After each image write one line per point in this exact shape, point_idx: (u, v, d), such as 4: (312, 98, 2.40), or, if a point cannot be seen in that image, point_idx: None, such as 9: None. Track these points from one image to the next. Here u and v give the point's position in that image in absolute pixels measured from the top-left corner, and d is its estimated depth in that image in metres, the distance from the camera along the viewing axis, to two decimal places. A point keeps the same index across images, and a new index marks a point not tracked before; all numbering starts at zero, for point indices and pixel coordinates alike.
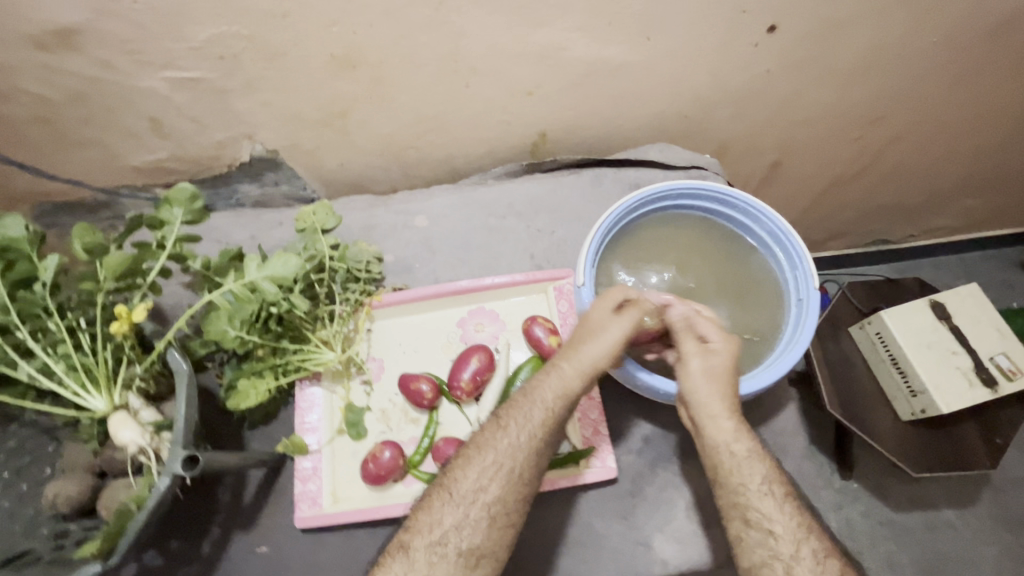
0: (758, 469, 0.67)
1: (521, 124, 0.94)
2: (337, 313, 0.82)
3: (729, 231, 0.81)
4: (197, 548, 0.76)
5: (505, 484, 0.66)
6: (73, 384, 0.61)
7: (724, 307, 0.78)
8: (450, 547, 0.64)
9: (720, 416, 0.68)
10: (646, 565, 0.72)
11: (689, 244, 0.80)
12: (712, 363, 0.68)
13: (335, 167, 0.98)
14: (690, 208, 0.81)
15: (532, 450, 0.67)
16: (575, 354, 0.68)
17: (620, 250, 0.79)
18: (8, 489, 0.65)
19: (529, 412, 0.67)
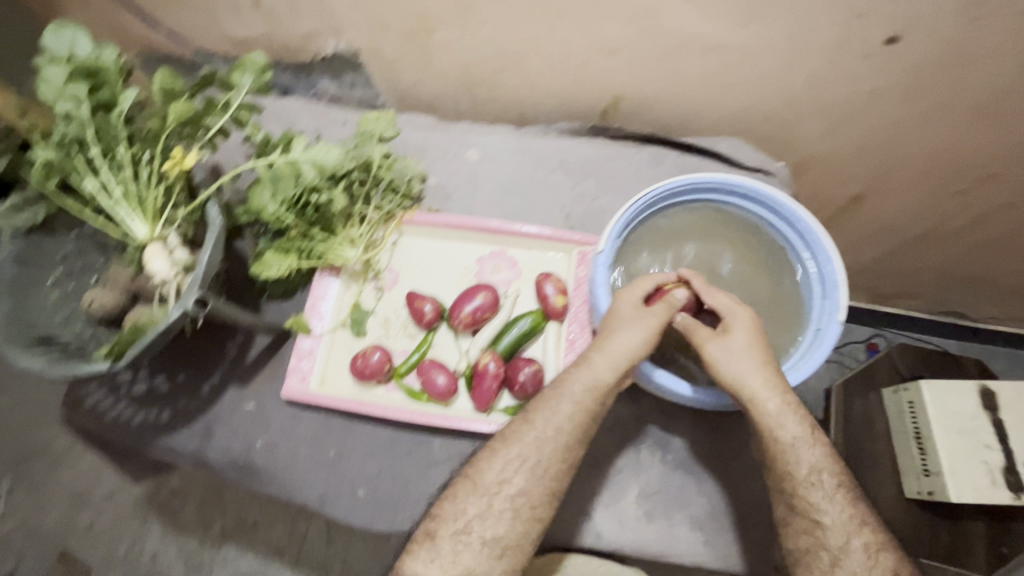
0: (802, 459, 0.66)
1: (597, 84, 0.92)
2: (369, 217, 0.86)
3: (775, 244, 0.75)
4: (198, 387, 0.84)
5: (530, 482, 0.66)
6: (124, 208, 0.68)
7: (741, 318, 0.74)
8: (473, 542, 0.66)
9: (762, 397, 0.65)
10: (582, 532, 0.74)
11: (729, 247, 0.76)
12: (739, 339, 0.67)
13: (409, 83, 1.01)
14: (744, 211, 0.76)
15: (561, 446, 0.67)
16: (607, 346, 0.67)
17: (655, 229, 0.77)
18: (58, 283, 0.74)
19: (557, 413, 0.67)
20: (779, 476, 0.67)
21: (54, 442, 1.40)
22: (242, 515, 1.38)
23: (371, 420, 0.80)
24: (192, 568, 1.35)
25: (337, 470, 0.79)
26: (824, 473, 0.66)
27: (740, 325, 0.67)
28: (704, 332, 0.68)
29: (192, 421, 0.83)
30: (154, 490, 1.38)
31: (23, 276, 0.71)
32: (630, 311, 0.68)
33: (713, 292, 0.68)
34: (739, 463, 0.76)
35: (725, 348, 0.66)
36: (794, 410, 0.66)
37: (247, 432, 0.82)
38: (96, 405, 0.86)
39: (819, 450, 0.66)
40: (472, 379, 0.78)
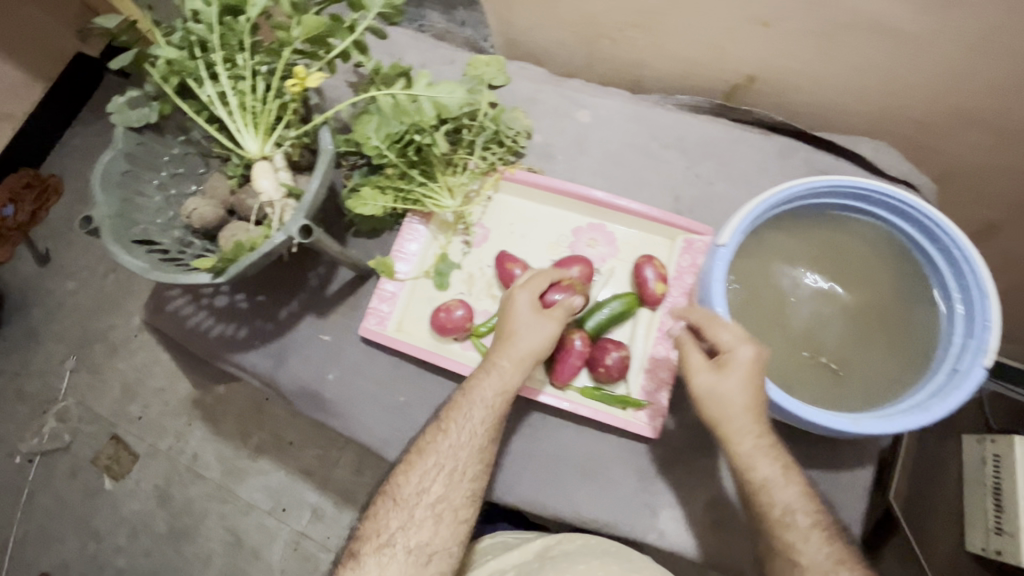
0: (779, 500, 0.62)
1: (733, 58, 0.83)
2: (469, 166, 0.81)
3: (911, 267, 0.66)
4: (277, 311, 0.85)
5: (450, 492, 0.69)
6: (238, 121, 0.65)
7: (859, 342, 0.65)
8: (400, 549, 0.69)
9: (744, 437, 0.62)
10: (643, 528, 0.72)
11: (860, 262, 0.67)
12: (733, 382, 0.60)
13: (524, 28, 0.95)
14: (890, 225, 0.66)
15: (474, 451, 0.70)
16: (512, 350, 0.70)
17: (786, 225, 0.67)
18: (161, 187, 0.73)
19: (469, 420, 0.70)
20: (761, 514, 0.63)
21: (111, 332, 1.52)
22: (280, 433, 1.47)
23: (443, 372, 0.80)
24: (228, 471, 1.45)
25: (407, 417, 0.79)
26: (799, 514, 0.61)
27: (739, 368, 0.60)
28: (695, 360, 0.64)
29: (268, 342, 0.84)
30: (201, 395, 1.48)
31: (130, 174, 0.70)
32: (527, 316, 0.70)
33: (717, 325, 0.61)
34: (700, 491, 0.73)
35: (712, 388, 0.62)
36: (768, 452, 0.62)
37: (319, 363, 0.81)
38: (178, 310, 0.87)
39: (792, 489, 0.62)
40: (555, 353, 0.74)
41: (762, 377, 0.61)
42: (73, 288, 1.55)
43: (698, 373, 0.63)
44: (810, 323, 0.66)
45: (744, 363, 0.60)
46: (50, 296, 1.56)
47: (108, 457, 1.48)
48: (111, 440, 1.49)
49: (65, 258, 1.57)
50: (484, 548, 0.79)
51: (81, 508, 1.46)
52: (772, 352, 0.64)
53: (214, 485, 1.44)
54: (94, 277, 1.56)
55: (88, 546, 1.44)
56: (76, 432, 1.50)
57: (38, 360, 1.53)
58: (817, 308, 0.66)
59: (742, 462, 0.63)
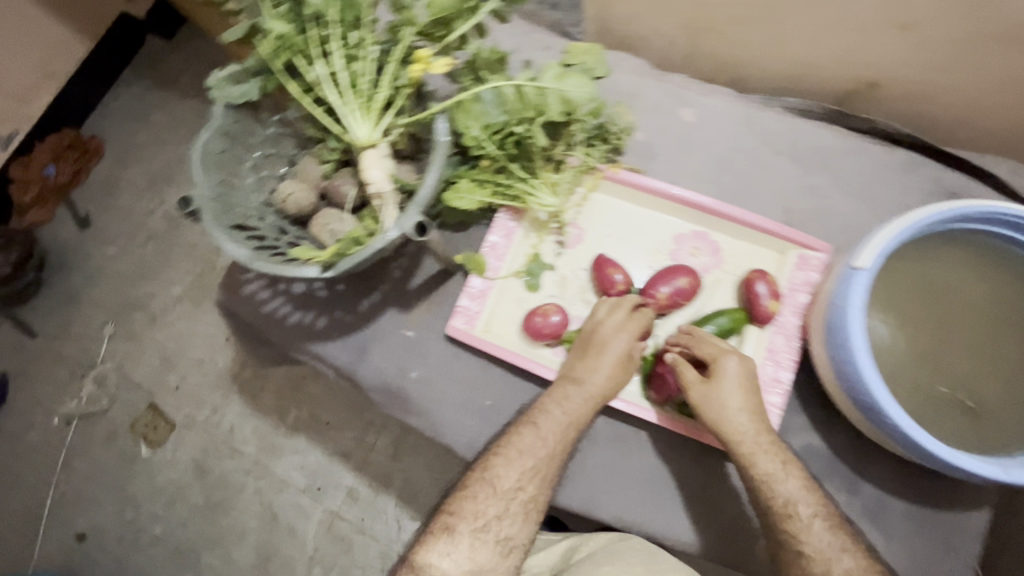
0: (780, 491, 0.64)
1: (857, 62, 0.78)
2: (571, 163, 0.76)
3: None
4: (357, 302, 0.81)
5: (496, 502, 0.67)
6: (349, 105, 0.61)
7: (985, 383, 0.62)
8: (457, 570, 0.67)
9: (747, 438, 0.65)
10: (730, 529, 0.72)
11: (990, 298, 0.63)
12: (725, 387, 0.66)
13: (622, 16, 0.89)
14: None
15: (544, 459, 0.68)
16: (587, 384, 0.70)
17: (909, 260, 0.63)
18: (255, 168, 0.70)
19: (542, 435, 0.69)
20: (764, 507, 0.65)
21: (150, 300, 1.45)
22: (317, 412, 1.40)
23: (533, 380, 0.77)
24: (264, 448, 1.38)
25: (492, 421, 0.76)
26: (800, 505, 0.63)
27: (728, 374, 0.66)
28: (690, 375, 0.68)
29: (348, 334, 0.81)
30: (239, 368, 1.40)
31: (227, 154, 0.67)
32: (619, 353, 0.70)
33: (706, 342, 0.68)
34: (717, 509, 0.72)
35: (705, 397, 0.66)
36: (769, 448, 0.65)
37: (402, 359, 0.79)
38: (253, 294, 0.84)
39: (794, 482, 0.64)
40: (654, 368, 0.71)
41: (750, 381, 0.67)
42: (112, 254, 1.48)
43: (691, 386, 0.67)
44: (935, 357, 0.63)
45: (726, 366, 0.67)
46: (90, 261, 1.49)
47: (145, 425, 1.42)
48: (149, 408, 1.42)
49: (104, 221, 1.51)
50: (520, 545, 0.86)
51: (116, 474, 1.41)
52: (896, 386, 0.62)
53: (251, 460, 1.38)
54: (133, 244, 1.49)
55: (124, 511, 1.39)
56: (113, 397, 1.44)
57: (74, 323, 1.47)
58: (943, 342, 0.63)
59: (745, 459, 0.66)
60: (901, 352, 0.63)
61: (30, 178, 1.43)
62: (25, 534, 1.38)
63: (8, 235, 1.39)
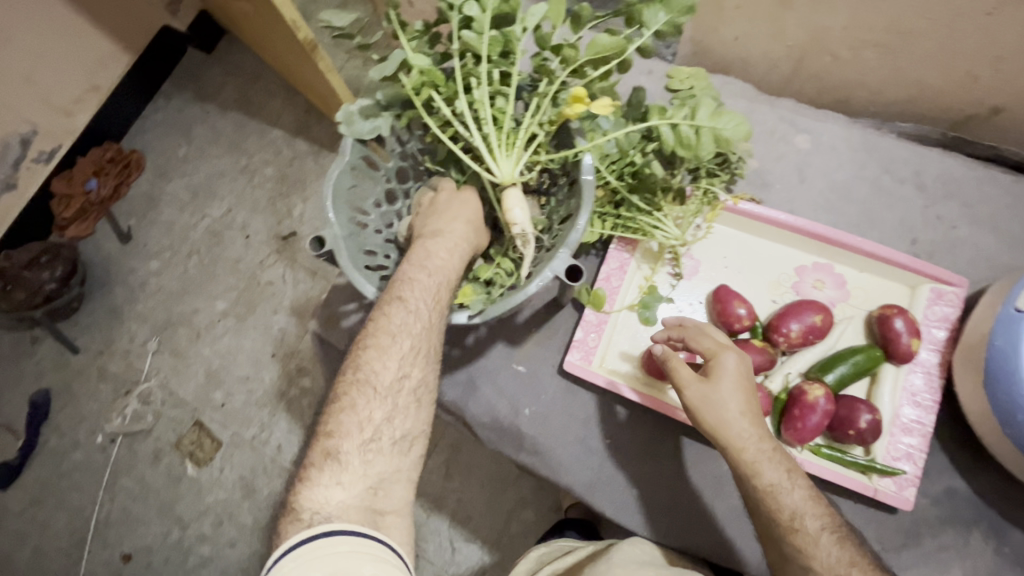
0: (785, 504, 0.57)
1: (982, 90, 0.76)
2: (691, 193, 0.74)
3: None
4: (463, 335, 0.79)
5: (419, 298, 0.56)
6: (492, 141, 0.59)
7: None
8: (408, 378, 0.56)
9: (746, 440, 0.59)
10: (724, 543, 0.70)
11: None
12: (723, 386, 0.61)
13: (725, 39, 0.87)
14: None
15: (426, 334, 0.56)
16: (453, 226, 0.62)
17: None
18: (377, 202, 0.68)
19: (453, 247, 0.61)
20: (757, 515, 0.59)
21: (195, 315, 1.38)
22: None
23: (656, 420, 0.74)
24: None
25: (610, 460, 0.73)
26: (807, 518, 0.56)
27: (726, 372, 0.61)
28: (685, 373, 0.62)
29: (454, 369, 0.78)
30: (288, 385, 1.32)
31: (355, 190, 0.65)
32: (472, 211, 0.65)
33: (701, 334, 0.64)
34: (708, 532, 0.71)
35: (704, 396, 0.60)
36: (773, 455, 0.59)
37: (514, 396, 0.76)
38: (353, 326, 0.82)
39: (799, 493, 0.58)
40: (790, 409, 0.67)
41: (749, 382, 0.62)
42: (158, 269, 1.42)
43: (688, 385, 0.62)
44: None
45: (726, 364, 0.62)
46: (133, 275, 1.42)
47: (192, 443, 1.32)
48: (194, 425, 1.33)
49: (148, 233, 1.44)
50: (540, 559, 0.83)
51: (165, 494, 1.30)
52: None
53: None
54: (176, 259, 1.42)
55: (170, 532, 1.28)
56: (159, 414, 1.34)
57: (119, 340, 1.39)
58: None
59: (746, 469, 0.59)
60: None
61: (73, 193, 1.38)
62: (57, 564, 1.27)
63: (52, 249, 1.33)
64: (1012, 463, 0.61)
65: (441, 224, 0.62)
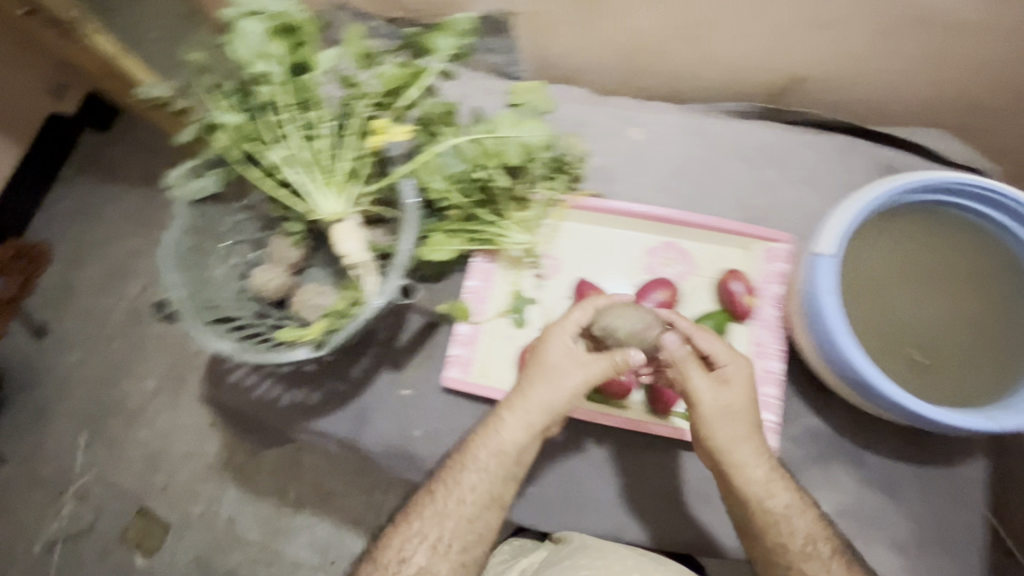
0: (797, 529, 0.65)
1: (779, 62, 0.83)
2: (536, 198, 0.78)
3: (983, 240, 0.65)
4: (348, 369, 0.80)
5: (486, 462, 0.68)
6: (312, 181, 0.63)
7: (947, 347, 0.65)
8: (445, 528, 0.68)
9: (751, 464, 0.65)
10: (621, 520, 0.76)
11: (930, 256, 0.66)
12: (734, 391, 0.65)
13: (559, 52, 0.92)
14: (1002, 232, 0.64)
15: (467, 498, 0.69)
16: (528, 396, 0.68)
17: (871, 233, 0.66)
18: (225, 256, 0.70)
19: (533, 411, 0.68)
20: (761, 542, 0.66)
21: (123, 401, 1.32)
22: (320, 482, 1.27)
23: None
24: (269, 532, 1.25)
25: None
26: (819, 543, 0.64)
27: (736, 378, 0.65)
28: (699, 381, 0.65)
29: (345, 404, 0.80)
30: (230, 454, 1.28)
31: (196, 248, 0.66)
32: (563, 361, 0.67)
33: (702, 332, 0.65)
34: (604, 512, 0.77)
35: (719, 408, 0.64)
36: (783, 484, 0.66)
37: (406, 419, 0.78)
38: (241, 380, 0.82)
39: (807, 518, 0.65)
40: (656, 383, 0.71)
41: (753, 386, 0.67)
42: (76, 360, 1.36)
43: (702, 394, 0.65)
44: (898, 321, 0.65)
45: (743, 371, 0.65)
46: (52, 372, 1.36)
47: (138, 533, 1.27)
48: (138, 514, 1.28)
49: (60, 327, 1.39)
50: (511, 552, 0.85)
51: None
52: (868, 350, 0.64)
53: (257, 547, 1.25)
54: (95, 347, 1.37)
55: None
56: (100, 509, 1.29)
57: (48, 442, 1.32)
58: (899, 308, 0.65)
59: (762, 495, 0.65)
60: (863, 318, 0.65)
61: None
62: None
63: None
64: (848, 395, 0.66)
65: (553, 384, 0.67)
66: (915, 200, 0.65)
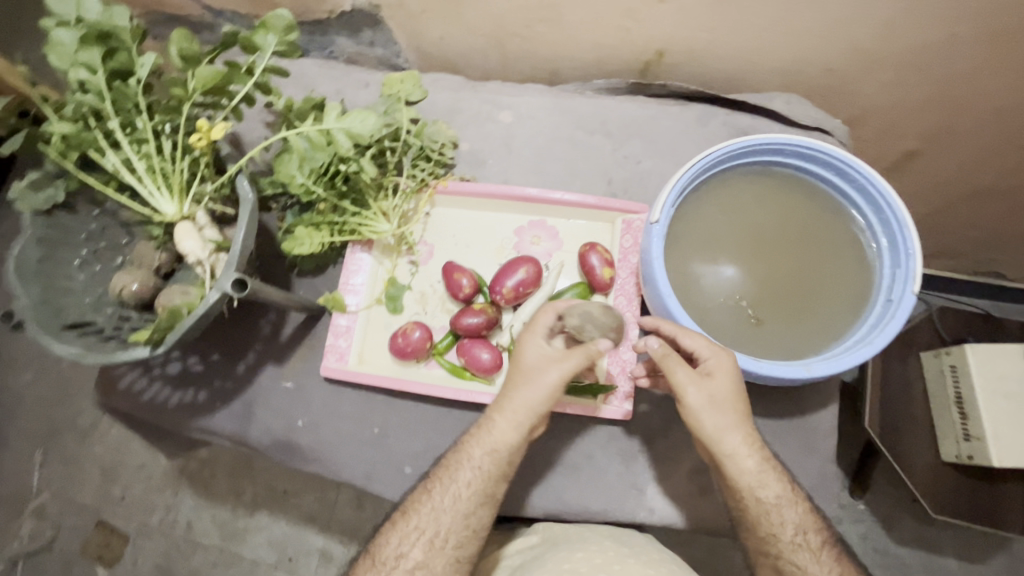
0: (787, 518, 0.66)
1: (637, 37, 0.81)
2: (402, 186, 0.80)
3: (823, 200, 0.68)
4: (233, 367, 0.82)
5: (477, 464, 0.67)
6: (149, 184, 0.64)
7: (784, 302, 0.67)
8: (440, 527, 0.67)
9: (741, 454, 0.64)
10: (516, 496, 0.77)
11: (776, 216, 0.68)
12: (721, 383, 0.62)
13: (433, 39, 0.90)
14: (836, 189, 0.67)
15: (464, 507, 0.68)
16: (510, 400, 0.66)
17: (715, 189, 0.68)
18: (84, 265, 0.71)
19: (518, 412, 0.66)
20: (755, 532, 0.67)
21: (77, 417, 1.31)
22: (273, 482, 1.28)
23: (422, 399, 0.80)
24: (228, 534, 1.27)
25: (384, 447, 0.79)
26: (809, 534, 0.66)
27: (724, 369, 0.61)
28: (683, 375, 0.63)
29: (231, 401, 0.82)
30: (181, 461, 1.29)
31: (47, 258, 0.67)
32: (540, 360, 0.66)
33: (684, 331, 0.62)
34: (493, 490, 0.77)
35: (709, 399, 0.62)
36: (777, 477, 0.66)
37: (288, 411, 0.81)
38: (131, 386, 0.83)
39: (798, 509, 0.66)
40: None
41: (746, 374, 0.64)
42: (29, 381, 1.32)
43: (688, 389, 0.63)
44: (742, 280, 0.67)
45: (725, 362, 0.62)
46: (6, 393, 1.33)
47: (99, 544, 1.28)
48: (98, 527, 1.28)
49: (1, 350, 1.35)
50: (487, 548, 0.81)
51: None
52: (708, 308, 0.66)
53: (217, 551, 1.26)
54: (49, 364, 1.33)
55: None
56: (59, 526, 1.29)
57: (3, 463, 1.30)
58: (744, 268, 0.67)
59: (758, 487, 0.65)
60: (707, 279, 0.67)
61: None
62: None
63: None
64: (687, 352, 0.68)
65: (537, 385, 0.65)
66: (751, 162, 0.68)
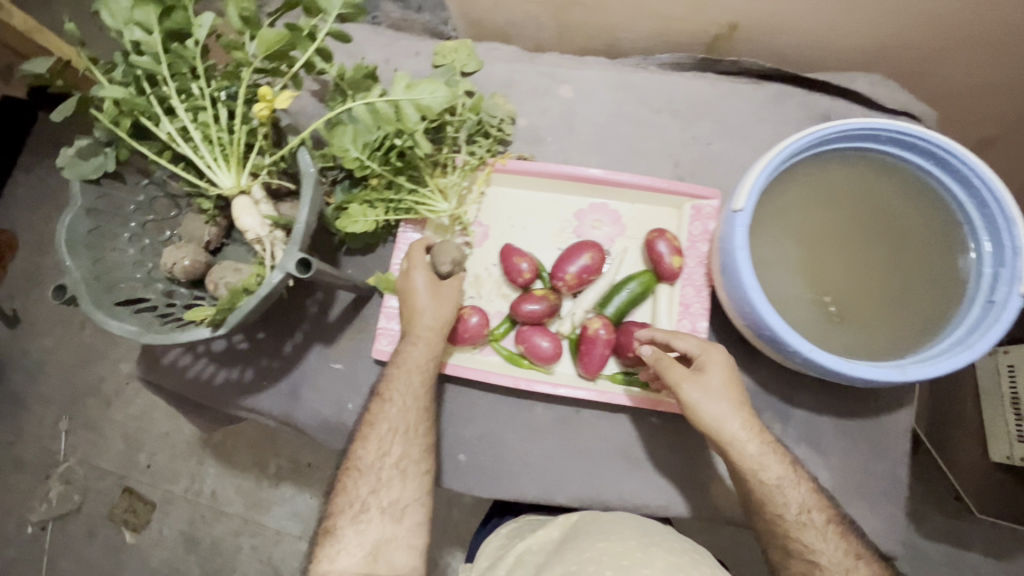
0: (790, 499, 0.64)
1: (710, 8, 0.76)
2: (460, 163, 0.76)
3: (910, 189, 0.64)
4: (280, 346, 0.80)
5: (415, 373, 0.68)
6: (207, 155, 0.61)
7: (868, 299, 0.64)
8: (388, 453, 0.68)
9: (742, 439, 0.62)
10: (557, 484, 0.75)
11: (858, 205, 0.65)
12: (713, 379, 0.63)
13: (487, 5, 0.85)
14: (928, 175, 0.63)
15: (417, 404, 0.68)
16: (422, 318, 0.68)
17: (803, 176, 0.64)
18: (135, 238, 0.68)
19: (432, 320, 0.68)
20: (760, 514, 0.65)
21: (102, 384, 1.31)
22: (297, 456, 1.28)
23: (473, 388, 0.76)
24: (251, 504, 1.27)
25: None
26: (813, 513, 0.64)
27: (715, 365, 0.63)
28: (678, 373, 0.63)
29: (278, 381, 0.80)
30: (207, 433, 1.28)
31: (97, 230, 0.64)
32: (427, 286, 0.69)
33: (677, 336, 0.64)
34: (514, 470, 0.75)
35: (702, 393, 0.62)
36: (778, 454, 0.64)
37: (338, 394, 0.79)
38: (175, 361, 0.81)
39: (803, 487, 0.64)
40: (580, 345, 0.72)
41: (733, 376, 0.64)
42: (51, 346, 1.32)
43: (683, 385, 0.62)
44: (822, 273, 0.64)
45: (718, 361, 0.63)
46: (28, 357, 1.32)
47: (125, 510, 1.28)
48: (124, 493, 1.29)
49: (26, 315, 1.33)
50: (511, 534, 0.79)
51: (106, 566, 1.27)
52: (787, 302, 0.63)
53: (240, 520, 1.27)
54: (70, 330, 1.32)
55: None
56: (86, 490, 1.29)
57: (28, 425, 1.30)
58: (825, 260, 0.64)
59: (757, 468, 0.63)
60: (785, 271, 0.64)
61: None
62: None
63: None
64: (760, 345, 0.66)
65: (428, 304, 0.68)
66: (839, 147, 0.63)
